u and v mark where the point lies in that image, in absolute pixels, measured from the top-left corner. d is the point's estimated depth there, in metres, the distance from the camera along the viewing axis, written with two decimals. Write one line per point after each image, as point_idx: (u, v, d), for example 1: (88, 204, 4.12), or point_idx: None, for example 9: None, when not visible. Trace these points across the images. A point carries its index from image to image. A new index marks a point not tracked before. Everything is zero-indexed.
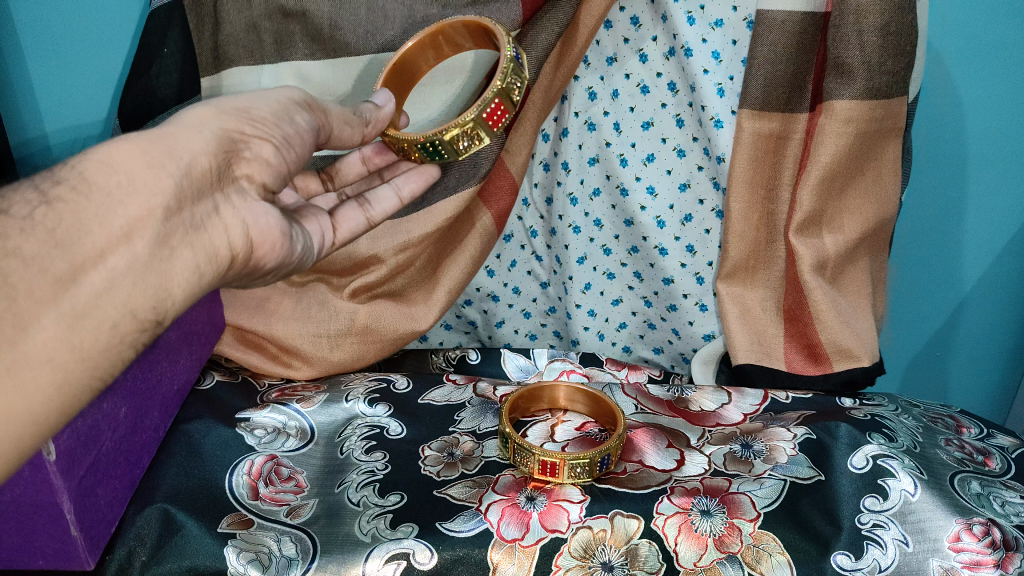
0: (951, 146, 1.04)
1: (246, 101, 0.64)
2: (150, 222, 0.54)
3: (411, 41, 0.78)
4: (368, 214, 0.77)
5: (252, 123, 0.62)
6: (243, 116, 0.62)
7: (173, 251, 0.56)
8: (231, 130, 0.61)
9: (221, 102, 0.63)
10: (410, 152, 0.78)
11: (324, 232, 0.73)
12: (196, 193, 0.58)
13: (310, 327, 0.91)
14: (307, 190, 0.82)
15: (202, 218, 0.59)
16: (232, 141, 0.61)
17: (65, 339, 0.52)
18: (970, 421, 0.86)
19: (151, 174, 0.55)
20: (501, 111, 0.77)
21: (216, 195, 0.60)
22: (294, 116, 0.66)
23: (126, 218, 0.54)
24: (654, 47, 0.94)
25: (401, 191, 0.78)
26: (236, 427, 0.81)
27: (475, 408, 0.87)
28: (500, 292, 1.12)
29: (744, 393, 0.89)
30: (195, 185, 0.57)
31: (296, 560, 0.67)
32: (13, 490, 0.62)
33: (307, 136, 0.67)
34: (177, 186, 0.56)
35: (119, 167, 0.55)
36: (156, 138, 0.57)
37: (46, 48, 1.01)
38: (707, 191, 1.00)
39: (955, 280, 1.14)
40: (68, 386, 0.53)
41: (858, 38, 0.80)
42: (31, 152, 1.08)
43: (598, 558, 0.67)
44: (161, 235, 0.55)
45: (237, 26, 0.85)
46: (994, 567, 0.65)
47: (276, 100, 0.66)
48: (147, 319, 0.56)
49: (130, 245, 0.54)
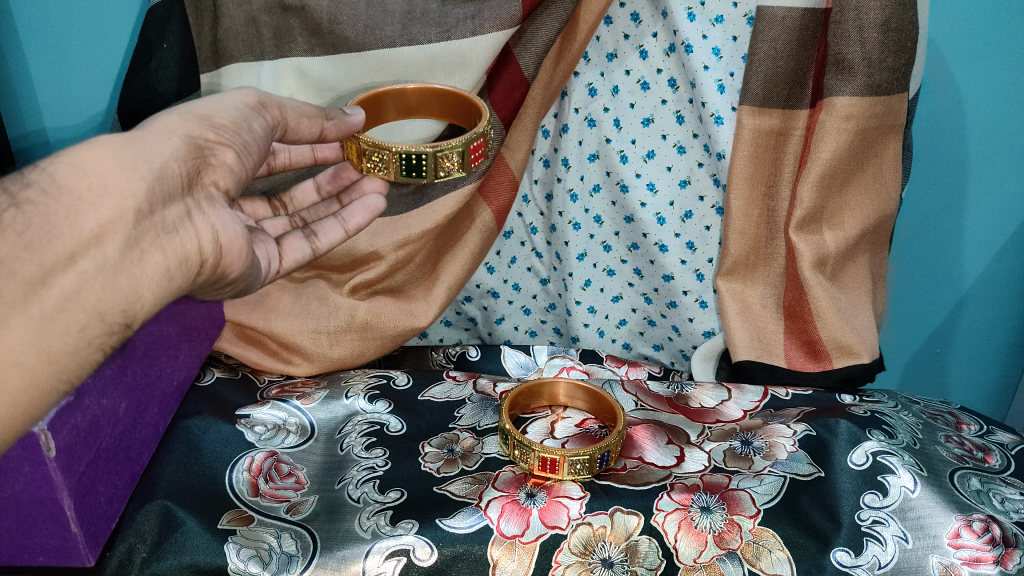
0: (952, 143, 1.04)
1: (207, 107, 0.63)
2: (121, 225, 0.55)
3: (413, 86, 0.81)
4: (314, 245, 0.75)
5: (215, 129, 0.62)
6: (204, 122, 0.61)
7: (143, 254, 0.56)
8: (196, 136, 0.60)
9: (184, 107, 0.62)
10: (387, 169, 0.74)
11: (270, 258, 0.72)
12: (168, 195, 0.58)
13: (309, 323, 0.91)
14: (255, 215, 0.81)
15: (174, 222, 0.58)
16: (200, 148, 0.60)
17: (34, 343, 0.53)
18: (970, 418, 0.87)
19: (122, 176, 0.55)
20: (482, 148, 0.77)
21: (187, 200, 0.60)
22: (252, 122, 0.64)
23: (97, 220, 0.54)
24: (654, 43, 0.94)
25: (346, 223, 0.75)
26: (236, 423, 0.81)
27: (475, 405, 0.87)
28: (500, 289, 1.12)
29: (744, 390, 0.89)
30: (167, 188, 0.57)
31: (296, 556, 0.67)
32: (13, 486, 0.62)
33: (263, 141, 0.66)
34: (148, 190, 0.56)
35: (89, 169, 0.55)
36: (129, 140, 0.57)
37: (47, 44, 1.01)
38: (707, 187, 1.00)
39: (955, 276, 1.14)
40: (36, 389, 0.54)
41: (858, 34, 0.81)
42: (31, 149, 1.08)
43: (598, 554, 0.67)
44: (132, 238, 0.55)
45: (236, 20, 0.85)
46: (993, 564, 0.65)
47: (234, 103, 0.64)
48: (116, 322, 0.56)
49: (102, 246, 0.54)
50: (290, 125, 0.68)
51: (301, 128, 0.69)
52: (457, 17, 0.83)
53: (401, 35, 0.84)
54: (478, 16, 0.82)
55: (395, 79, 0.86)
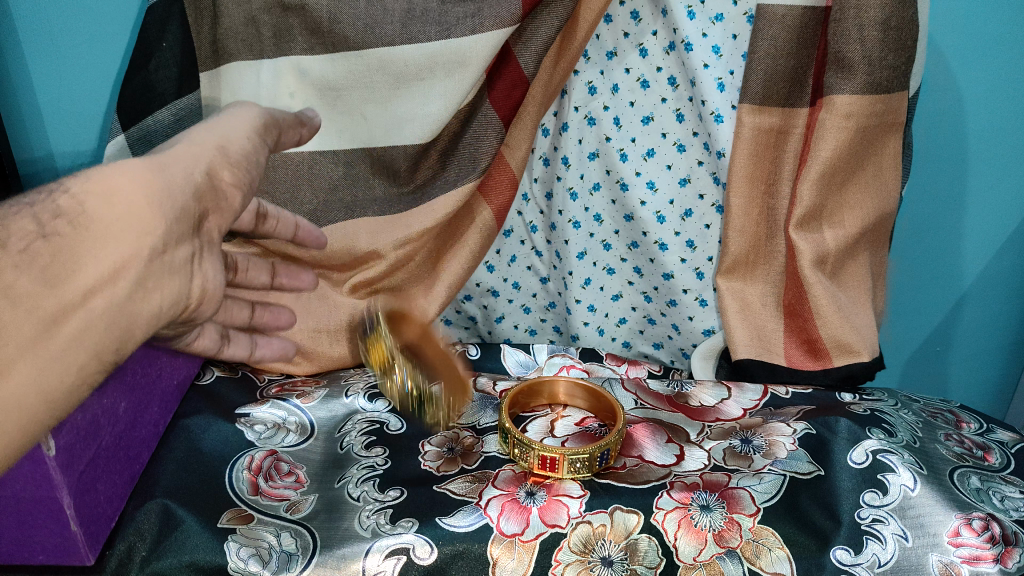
0: (952, 141, 1.04)
1: (218, 134, 0.61)
2: (136, 264, 0.52)
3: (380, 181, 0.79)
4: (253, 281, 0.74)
5: (228, 163, 0.60)
6: (223, 157, 0.60)
7: (148, 294, 0.54)
8: (212, 170, 0.59)
9: (197, 133, 0.60)
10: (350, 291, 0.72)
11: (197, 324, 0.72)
12: (181, 237, 0.56)
13: (310, 322, 0.91)
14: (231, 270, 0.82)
15: (180, 262, 0.57)
16: (214, 183, 0.59)
17: None
18: (969, 416, 0.87)
19: (146, 212, 0.53)
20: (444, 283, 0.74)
21: (194, 242, 0.59)
22: (261, 154, 0.64)
23: (114, 258, 0.51)
24: (654, 42, 0.94)
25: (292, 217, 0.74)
26: (236, 423, 0.81)
27: (475, 403, 0.88)
28: (500, 287, 1.12)
29: (743, 389, 0.89)
30: (182, 230, 0.56)
31: (296, 555, 0.67)
32: (13, 485, 0.62)
33: (262, 164, 0.65)
34: (167, 230, 0.54)
35: (115, 198, 0.52)
36: (155, 167, 0.55)
37: (46, 44, 1.00)
38: (707, 186, 1.00)
39: (955, 275, 1.14)
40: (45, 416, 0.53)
41: (859, 32, 0.80)
42: (30, 150, 1.07)
43: (598, 553, 0.67)
44: (143, 277, 0.53)
45: (236, 20, 0.85)
46: (993, 562, 0.65)
47: (246, 131, 0.63)
48: (110, 362, 0.54)
49: (114, 287, 0.52)
50: (280, 139, 0.67)
51: (286, 139, 0.68)
52: (457, 15, 0.82)
53: (401, 35, 0.83)
54: (478, 14, 0.82)
55: (394, 77, 0.85)
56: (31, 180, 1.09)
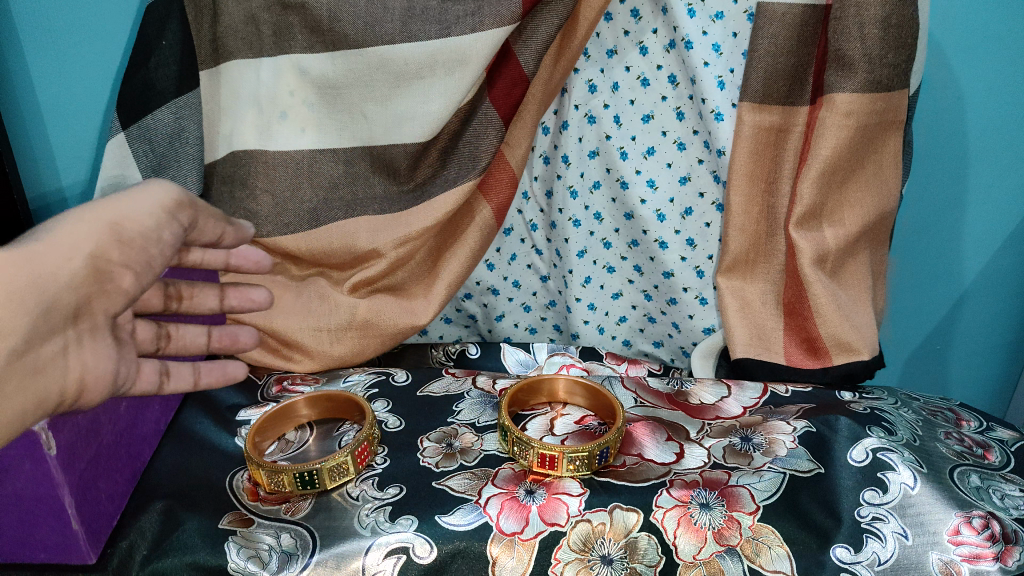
0: (952, 139, 1.03)
1: (120, 212, 0.63)
2: None
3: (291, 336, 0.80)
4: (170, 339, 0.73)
5: (121, 244, 0.62)
6: (114, 240, 0.61)
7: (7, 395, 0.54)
8: (99, 257, 0.60)
9: (97, 210, 0.62)
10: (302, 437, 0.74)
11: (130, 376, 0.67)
12: (47, 332, 0.57)
13: (310, 321, 0.91)
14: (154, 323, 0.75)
15: (45, 360, 0.57)
16: (100, 271, 0.60)
17: None
18: (970, 414, 0.87)
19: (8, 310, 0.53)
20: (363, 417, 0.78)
21: (65, 336, 0.59)
22: (165, 232, 0.66)
23: None
24: (654, 40, 0.94)
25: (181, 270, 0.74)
26: (235, 436, 0.80)
27: (474, 400, 0.87)
28: (500, 286, 1.12)
29: (743, 387, 0.89)
30: (49, 324, 0.57)
31: (296, 555, 0.67)
32: (14, 482, 0.61)
33: (171, 248, 0.68)
34: (30, 327, 0.55)
35: None
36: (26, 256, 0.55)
37: (47, 42, 1.00)
38: (707, 184, 0.99)
39: (956, 273, 1.13)
40: None
41: (859, 30, 0.80)
42: (30, 148, 1.07)
43: (598, 551, 0.67)
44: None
45: (236, 18, 0.86)
46: (993, 560, 0.65)
47: (152, 209, 0.65)
48: None
49: None
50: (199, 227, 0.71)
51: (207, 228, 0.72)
52: (457, 14, 0.82)
53: (401, 32, 0.83)
54: (478, 12, 0.82)
55: (394, 76, 0.85)
56: (31, 178, 1.09)
